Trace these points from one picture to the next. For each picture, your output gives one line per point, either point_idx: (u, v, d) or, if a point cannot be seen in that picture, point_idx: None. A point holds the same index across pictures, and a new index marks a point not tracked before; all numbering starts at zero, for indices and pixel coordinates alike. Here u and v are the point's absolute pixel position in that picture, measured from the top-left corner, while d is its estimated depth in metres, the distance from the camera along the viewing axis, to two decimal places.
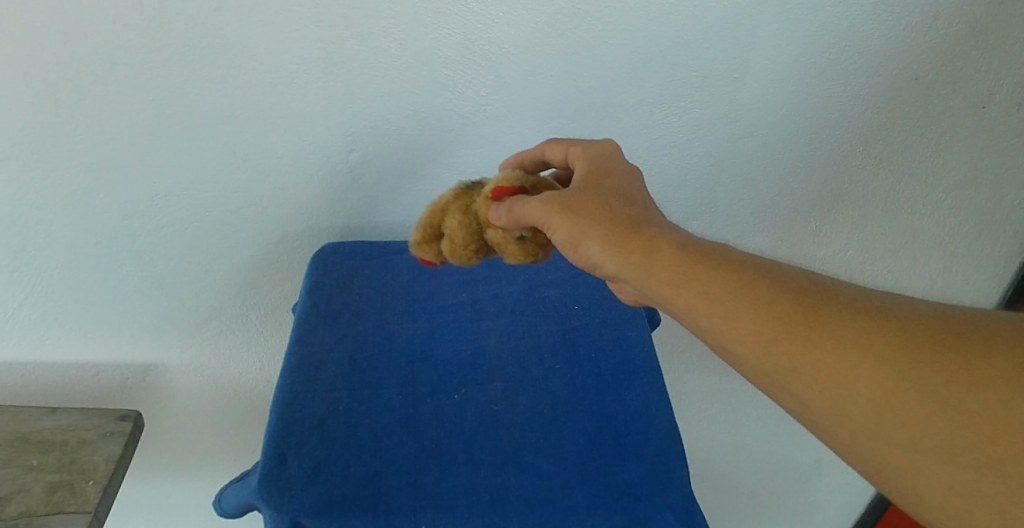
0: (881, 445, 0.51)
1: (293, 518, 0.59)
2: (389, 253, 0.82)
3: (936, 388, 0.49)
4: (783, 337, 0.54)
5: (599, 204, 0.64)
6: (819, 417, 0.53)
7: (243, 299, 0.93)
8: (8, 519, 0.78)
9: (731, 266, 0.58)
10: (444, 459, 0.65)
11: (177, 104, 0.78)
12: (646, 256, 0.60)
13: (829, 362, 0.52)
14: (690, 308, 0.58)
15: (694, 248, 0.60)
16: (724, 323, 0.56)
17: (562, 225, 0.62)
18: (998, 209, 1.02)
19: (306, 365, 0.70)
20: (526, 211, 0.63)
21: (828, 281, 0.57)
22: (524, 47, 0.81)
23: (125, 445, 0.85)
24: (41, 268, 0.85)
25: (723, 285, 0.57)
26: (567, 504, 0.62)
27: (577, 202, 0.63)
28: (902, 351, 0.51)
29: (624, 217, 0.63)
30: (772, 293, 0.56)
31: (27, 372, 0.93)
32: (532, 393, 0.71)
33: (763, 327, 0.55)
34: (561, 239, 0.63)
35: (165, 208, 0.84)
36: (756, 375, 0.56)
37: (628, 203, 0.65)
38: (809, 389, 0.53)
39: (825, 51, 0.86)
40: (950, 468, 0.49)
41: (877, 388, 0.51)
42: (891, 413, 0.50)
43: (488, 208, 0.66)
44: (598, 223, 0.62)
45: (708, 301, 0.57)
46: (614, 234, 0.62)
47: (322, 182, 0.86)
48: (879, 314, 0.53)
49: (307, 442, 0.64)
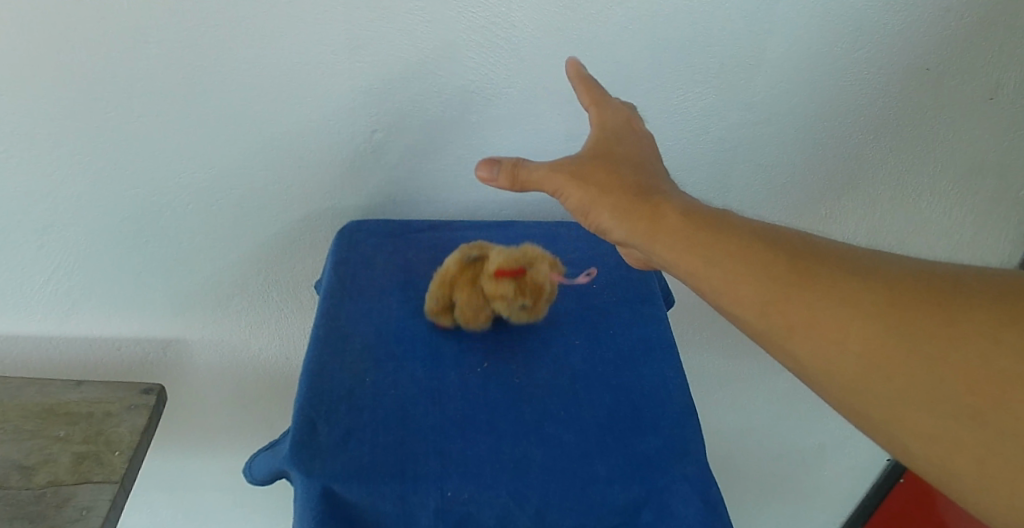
0: (869, 398, 0.53)
1: (324, 484, 0.61)
2: (411, 231, 0.84)
3: (923, 342, 0.52)
4: (780, 297, 0.56)
5: (608, 171, 0.64)
6: (812, 371, 0.55)
7: (265, 276, 0.94)
8: (36, 488, 0.80)
9: (731, 228, 0.59)
10: (468, 429, 0.66)
11: (204, 83, 0.79)
12: (651, 223, 0.61)
13: (823, 320, 0.54)
14: (692, 271, 0.59)
15: (696, 212, 0.61)
16: (723, 285, 0.58)
17: (574, 193, 0.63)
18: (1004, 199, 1.04)
19: (333, 337, 0.72)
20: (534, 176, 0.63)
21: (824, 241, 0.58)
22: (546, 31, 0.83)
23: (149, 417, 0.87)
24: (67, 243, 0.87)
25: (724, 248, 0.58)
26: (587, 473, 0.64)
27: (588, 170, 0.63)
28: (894, 310, 0.53)
29: (633, 185, 0.63)
30: (769, 255, 0.57)
31: (51, 346, 0.95)
32: (553, 367, 0.72)
33: (762, 288, 0.56)
34: (573, 206, 0.63)
35: (191, 185, 0.86)
36: (753, 332, 0.58)
37: (636, 169, 0.64)
38: (804, 345, 0.55)
39: (840, 40, 0.88)
40: (932, 418, 0.51)
41: (867, 344, 0.53)
42: (880, 368, 0.53)
43: (480, 168, 0.63)
44: (607, 192, 0.62)
45: (709, 264, 0.58)
46: (624, 201, 0.61)
47: (345, 162, 0.87)
48: (872, 273, 0.55)
49: (336, 412, 0.66)
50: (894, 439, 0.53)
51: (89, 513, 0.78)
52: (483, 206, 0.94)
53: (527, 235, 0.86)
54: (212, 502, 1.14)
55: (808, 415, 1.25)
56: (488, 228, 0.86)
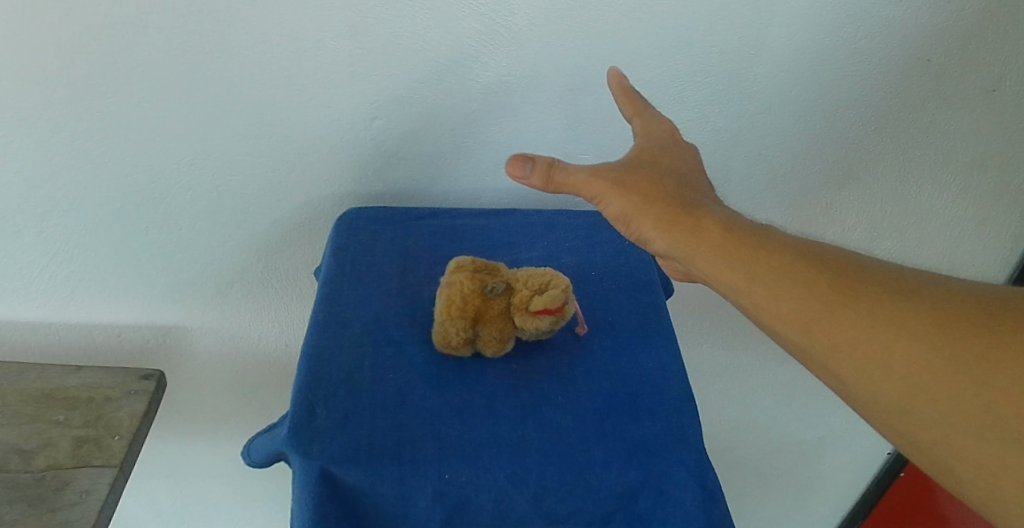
0: (913, 420, 0.53)
1: (322, 466, 0.61)
2: (410, 219, 0.85)
3: (969, 365, 0.52)
4: (821, 313, 0.57)
5: (652, 182, 0.65)
6: (855, 390, 0.56)
7: (265, 264, 0.94)
8: (36, 472, 0.80)
9: (773, 246, 0.60)
10: (467, 413, 0.66)
11: (205, 70, 0.79)
12: (693, 235, 0.62)
13: (866, 338, 0.55)
14: (733, 286, 0.60)
15: (737, 227, 0.62)
16: (766, 300, 0.59)
17: (616, 200, 0.64)
18: (1004, 192, 1.04)
19: (332, 322, 0.72)
20: (572, 180, 0.64)
21: (867, 261, 0.59)
22: (547, 20, 0.83)
23: (149, 403, 0.87)
24: (67, 228, 0.87)
25: (765, 264, 0.59)
26: (585, 458, 0.65)
27: (629, 179, 0.65)
28: (936, 329, 0.53)
29: (676, 197, 0.64)
30: (811, 272, 0.58)
31: (52, 332, 0.95)
32: (552, 353, 0.73)
33: (804, 304, 0.57)
34: (615, 214, 0.64)
35: (191, 172, 0.86)
36: (796, 350, 0.58)
37: (680, 184, 0.66)
38: (846, 363, 0.56)
39: (840, 30, 0.88)
40: (978, 441, 0.51)
41: (910, 364, 0.53)
42: (922, 388, 0.53)
43: (511, 164, 0.63)
44: (651, 201, 0.63)
45: (750, 278, 0.59)
46: (667, 214, 0.63)
47: (345, 150, 0.88)
48: (915, 294, 0.55)
49: (335, 395, 0.66)
50: (938, 462, 0.53)
51: (89, 496, 0.78)
52: (483, 194, 0.94)
53: (526, 223, 0.86)
54: (213, 488, 1.15)
55: (807, 407, 1.25)
56: (488, 216, 0.87)
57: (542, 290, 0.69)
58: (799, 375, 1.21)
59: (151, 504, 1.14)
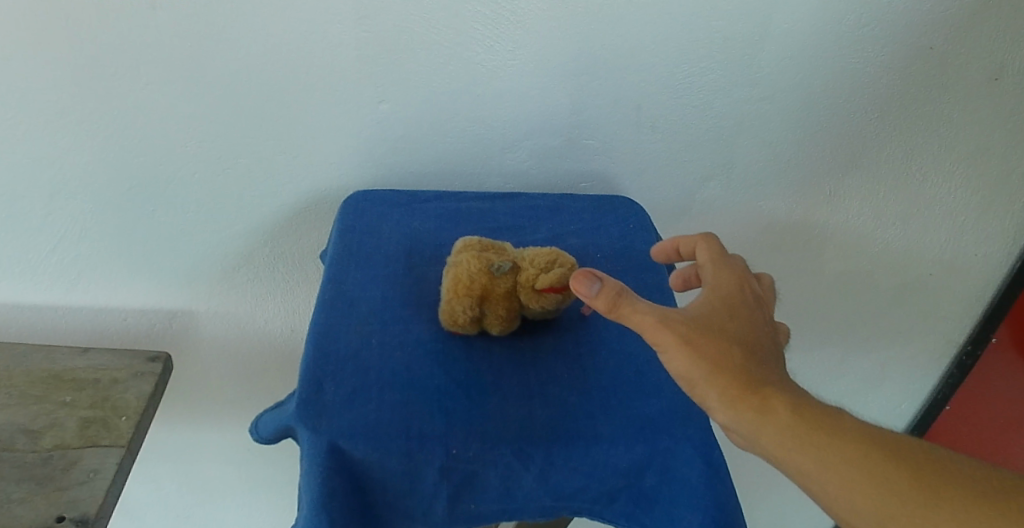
0: None
1: (330, 440, 0.62)
2: (416, 202, 0.85)
3: None
4: (868, 475, 0.59)
5: (715, 326, 0.65)
6: None
7: (270, 248, 0.95)
8: (43, 451, 0.80)
9: (826, 411, 0.62)
10: (474, 390, 0.67)
11: (211, 53, 0.80)
12: (759, 413, 0.61)
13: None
14: (792, 467, 0.61)
15: (801, 407, 0.62)
16: (820, 470, 0.60)
17: (681, 358, 0.63)
18: (1007, 180, 1.03)
19: (338, 301, 0.72)
20: (639, 317, 0.63)
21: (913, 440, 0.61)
22: (551, 4, 0.83)
23: (156, 384, 0.87)
24: (75, 212, 0.88)
25: (830, 456, 0.60)
26: (590, 434, 0.65)
27: (696, 334, 0.64)
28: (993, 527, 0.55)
29: (738, 348, 0.64)
30: (862, 446, 0.60)
31: (58, 316, 0.96)
32: (558, 332, 0.73)
33: (852, 463, 0.59)
34: (678, 372, 0.63)
35: (197, 155, 0.86)
36: (847, 518, 0.60)
37: (746, 332, 0.66)
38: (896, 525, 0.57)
39: (844, 16, 0.88)
40: None
41: None
42: None
43: (579, 279, 0.64)
44: (715, 353, 0.63)
45: (801, 443, 0.60)
46: (732, 385, 0.62)
47: (351, 134, 0.88)
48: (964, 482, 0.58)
49: (343, 371, 0.66)
50: None
51: (97, 475, 0.79)
52: (487, 178, 0.95)
53: (531, 206, 0.86)
54: (219, 469, 1.16)
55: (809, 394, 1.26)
56: (493, 199, 0.87)
57: (549, 268, 0.70)
58: (801, 361, 1.22)
59: (158, 484, 1.16)
